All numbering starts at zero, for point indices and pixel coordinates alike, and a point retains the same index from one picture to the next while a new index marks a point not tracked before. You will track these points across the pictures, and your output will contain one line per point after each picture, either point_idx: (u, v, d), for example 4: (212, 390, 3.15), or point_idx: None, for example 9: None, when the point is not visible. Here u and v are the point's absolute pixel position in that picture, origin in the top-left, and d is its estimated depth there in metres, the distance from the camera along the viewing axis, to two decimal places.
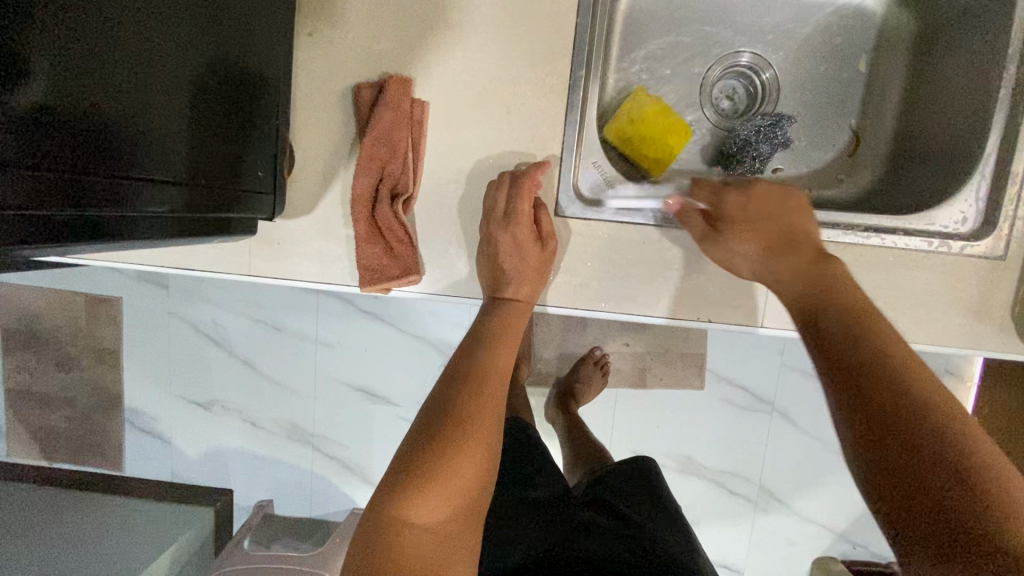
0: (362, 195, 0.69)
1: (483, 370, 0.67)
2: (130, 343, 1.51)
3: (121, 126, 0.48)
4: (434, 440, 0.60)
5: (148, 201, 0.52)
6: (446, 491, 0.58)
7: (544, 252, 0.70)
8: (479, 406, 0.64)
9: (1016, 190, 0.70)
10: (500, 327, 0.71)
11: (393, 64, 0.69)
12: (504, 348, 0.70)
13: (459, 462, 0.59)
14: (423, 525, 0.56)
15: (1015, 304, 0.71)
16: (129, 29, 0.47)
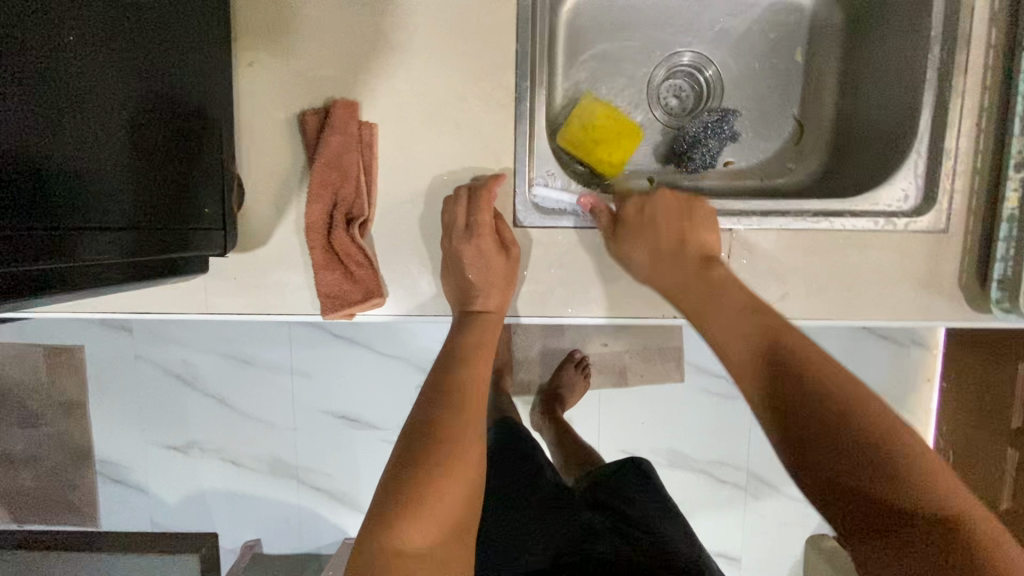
0: (316, 222, 0.68)
1: (461, 386, 0.67)
2: (96, 392, 1.45)
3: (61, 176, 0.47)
4: (419, 463, 0.60)
5: (94, 250, 0.51)
6: (436, 516, 0.58)
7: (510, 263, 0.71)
8: (460, 422, 0.64)
9: (952, 165, 0.73)
10: (474, 340, 0.71)
11: (338, 89, 0.69)
12: (479, 362, 0.71)
13: (447, 483, 0.60)
14: (417, 553, 0.57)
15: (961, 274, 0.74)
16: (56, 74, 0.46)
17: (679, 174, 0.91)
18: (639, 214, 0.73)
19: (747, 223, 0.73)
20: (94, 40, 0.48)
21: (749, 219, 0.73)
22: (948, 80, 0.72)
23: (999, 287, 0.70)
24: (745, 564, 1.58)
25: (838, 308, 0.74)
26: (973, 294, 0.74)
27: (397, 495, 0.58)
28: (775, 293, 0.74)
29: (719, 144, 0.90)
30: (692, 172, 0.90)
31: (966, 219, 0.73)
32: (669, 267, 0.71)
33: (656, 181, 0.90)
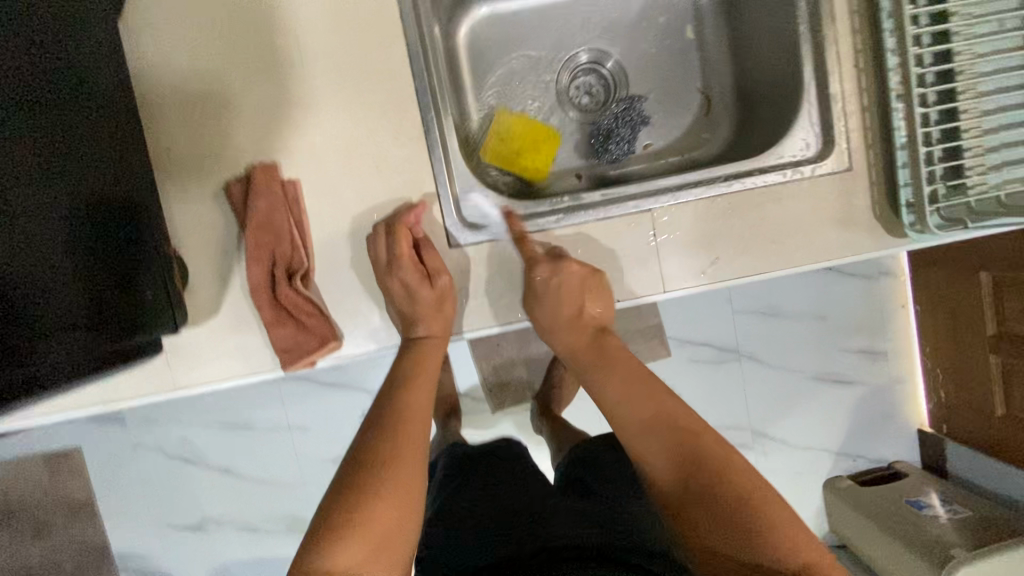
0: (259, 284, 0.71)
1: (399, 417, 0.73)
2: (100, 490, 1.46)
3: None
4: (350, 491, 0.66)
5: (34, 361, 0.54)
6: (366, 532, 0.63)
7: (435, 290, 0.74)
8: (394, 447, 0.70)
9: (841, 108, 0.77)
10: (414, 368, 0.77)
11: (255, 154, 0.72)
12: (416, 390, 0.76)
13: (376, 505, 0.65)
14: (346, 572, 0.61)
15: (874, 204, 0.78)
16: None
17: (603, 166, 0.95)
18: (547, 286, 0.75)
19: (666, 199, 0.77)
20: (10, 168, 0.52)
21: (668, 196, 0.77)
22: (819, 31, 0.77)
23: (908, 210, 0.75)
24: None
25: (771, 260, 0.78)
26: (889, 220, 0.78)
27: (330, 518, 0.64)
28: (709, 259, 0.78)
29: (632, 131, 0.95)
30: (614, 161, 0.95)
31: (867, 153, 0.78)
32: (581, 345, 0.85)
33: (584, 175, 0.94)
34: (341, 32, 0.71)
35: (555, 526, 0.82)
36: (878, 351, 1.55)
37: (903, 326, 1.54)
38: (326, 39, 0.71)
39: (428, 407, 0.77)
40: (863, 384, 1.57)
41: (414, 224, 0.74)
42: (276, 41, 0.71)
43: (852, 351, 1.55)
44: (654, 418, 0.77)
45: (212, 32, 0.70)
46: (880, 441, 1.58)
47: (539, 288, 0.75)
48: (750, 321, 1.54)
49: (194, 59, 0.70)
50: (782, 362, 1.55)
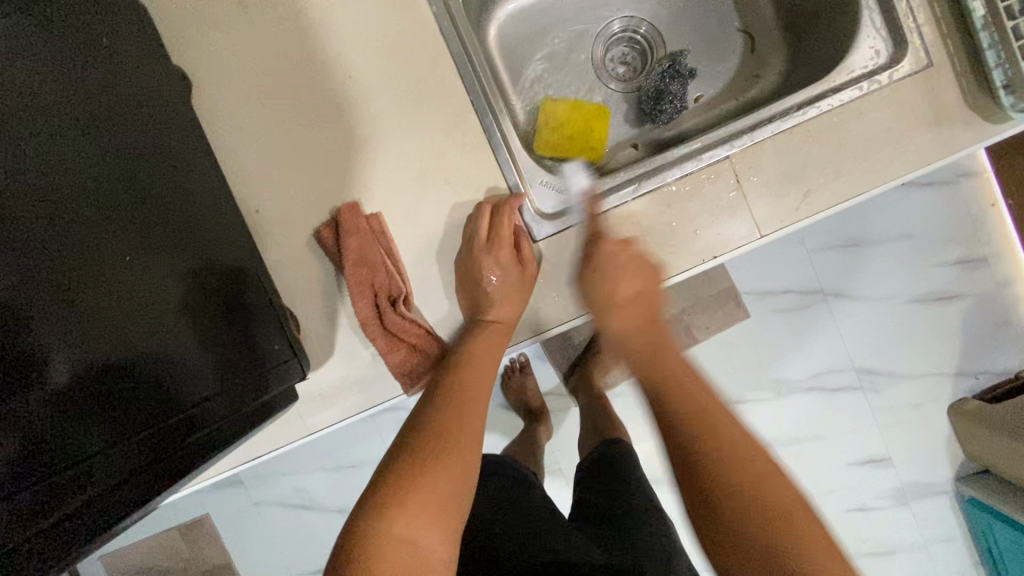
0: (368, 317, 0.73)
1: (461, 388, 0.69)
2: (236, 549, 1.56)
3: (141, 385, 0.54)
4: (411, 458, 0.63)
5: (184, 430, 0.58)
6: (421, 503, 0.59)
7: (522, 268, 0.74)
8: (451, 420, 0.66)
9: (906, 5, 0.73)
10: (482, 347, 0.72)
11: (337, 197, 0.75)
12: (477, 367, 0.71)
13: (433, 474, 0.61)
14: (403, 539, 0.57)
15: (966, 96, 0.73)
16: (114, 280, 0.54)
17: (658, 129, 0.93)
18: (609, 266, 0.70)
19: (740, 143, 0.75)
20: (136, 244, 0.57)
21: (741, 139, 0.75)
22: None
23: (1006, 94, 0.70)
24: (896, 463, 1.51)
25: (864, 181, 0.74)
26: (986, 109, 0.73)
27: (390, 481, 0.60)
28: (799, 194, 0.75)
29: (682, 86, 0.91)
30: (670, 121, 0.92)
31: (945, 46, 0.73)
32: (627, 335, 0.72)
33: (641, 144, 0.93)
34: (391, 62, 0.74)
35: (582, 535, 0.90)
36: (979, 258, 1.45)
37: (1001, 224, 1.44)
38: (378, 73, 0.74)
39: (486, 386, 0.71)
40: (972, 294, 1.46)
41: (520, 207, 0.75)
42: (333, 87, 0.74)
43: (952, 263, 1.45)
44: (675, 395, 0.64)
45: (274, 93, 0.74)
46: (1005, 351, 1.47)
47: (601, 263, 0.70)
48: (833, 255, 1.46)
49: (264, 122, 0.74)
50: (877, 291, 1.47)
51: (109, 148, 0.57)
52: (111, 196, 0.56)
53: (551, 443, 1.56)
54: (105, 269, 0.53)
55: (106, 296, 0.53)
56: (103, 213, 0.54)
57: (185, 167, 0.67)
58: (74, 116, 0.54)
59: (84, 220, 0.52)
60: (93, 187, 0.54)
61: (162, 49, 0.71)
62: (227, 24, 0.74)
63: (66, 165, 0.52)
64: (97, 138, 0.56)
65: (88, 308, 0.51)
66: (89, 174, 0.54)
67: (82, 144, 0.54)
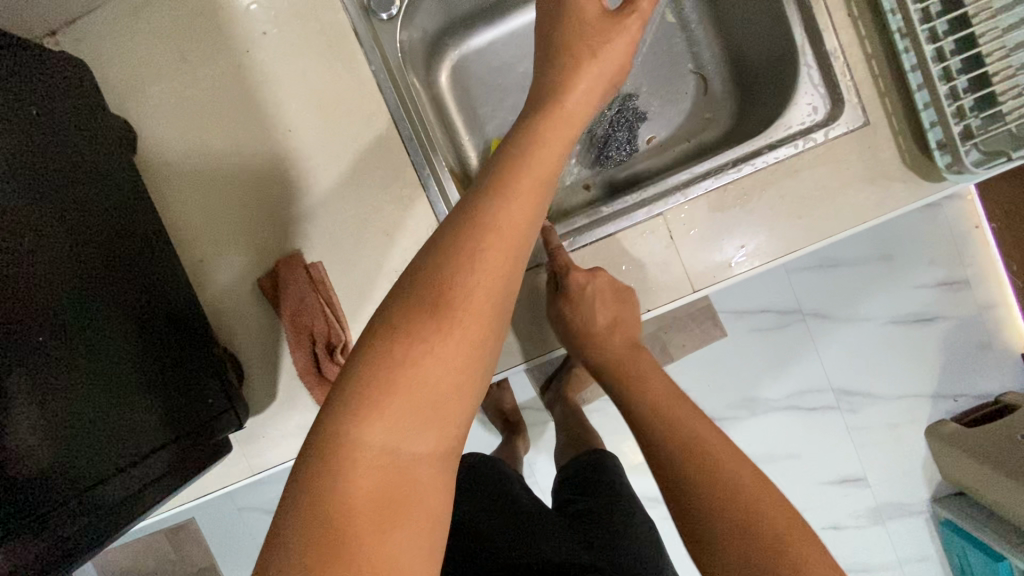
0: (306, 365, 0.75)
1: (485, 235, 0.46)
2: (222, 556, 1.60)
3: (87, 440, 0.57)
4: (395, 340, 0.43)
5: (130, 482, 0.60)
6: (410, 397, 0.42)
7: (567, 81, 0.56)
8: (461, 289, 0.44)
9: (843, 63, 0.72)
10: (529, 168, 0.50)
11: (278, 246, 0.77)
12: (514, 206, 0.48)
13: (431, 364, 0.43)
14: (381, 446, 0.42)
15: (902, 153, 0.73)
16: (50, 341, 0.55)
17: (611, 170, 0.94)
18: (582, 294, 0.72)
19: (677, 199, 0.75)
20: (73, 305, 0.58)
21: (677, 194, 0.75)
22: None
23: (941, 153, 0.70)
24: (873, 483, 1.51)
25: (800, 234, 0.74)
26: (923, 166, 0.73)
27: (372, 365, 0.43)
28: (734, 248, 0.75)
29: (631, 131, 0.93)
30: (619, 165, 0.94)
31: (883, 103, 0.72)
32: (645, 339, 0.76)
33: (594, 185, 0.94)
34: (329, 117, 0.75)
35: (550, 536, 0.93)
36: (959, 281, 1.44)
37: (981, 248, 1.42)
38: (317, 125, 0.75)
39: (503, 289, 0.46)
40: (950, 318, 1.45)
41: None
42: (274, 140, 0.76)
43: (930, 285, 1.44)
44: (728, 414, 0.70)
45: (217, 144, 0.76)
46: (978, 376, 1.46)
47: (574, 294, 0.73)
48: (805, 278, 1.46)
49: (208, 175, 0.76)
50: (850, 313, 1.46)
51: (54, 212, 0.59)
52: (57, 259, 0.58)
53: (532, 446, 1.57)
54: (52, 330, 0.56)
55: (49, 351, 0.55)
56: (37, 276, 0.56)
57: (124, 223, 0.69)
58: (19, 185, 0.57)
59: (31, 284, 0.55)
60: (27, 250, 0.56)
61: (103, 104, 0.73)
62: (170, 79, 0.76)
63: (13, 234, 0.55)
64: (43, 205, 0.59)
65: (35, 369, 0.53)
66: (23, 232, 0.56)
67: (28, 212, 0.57)
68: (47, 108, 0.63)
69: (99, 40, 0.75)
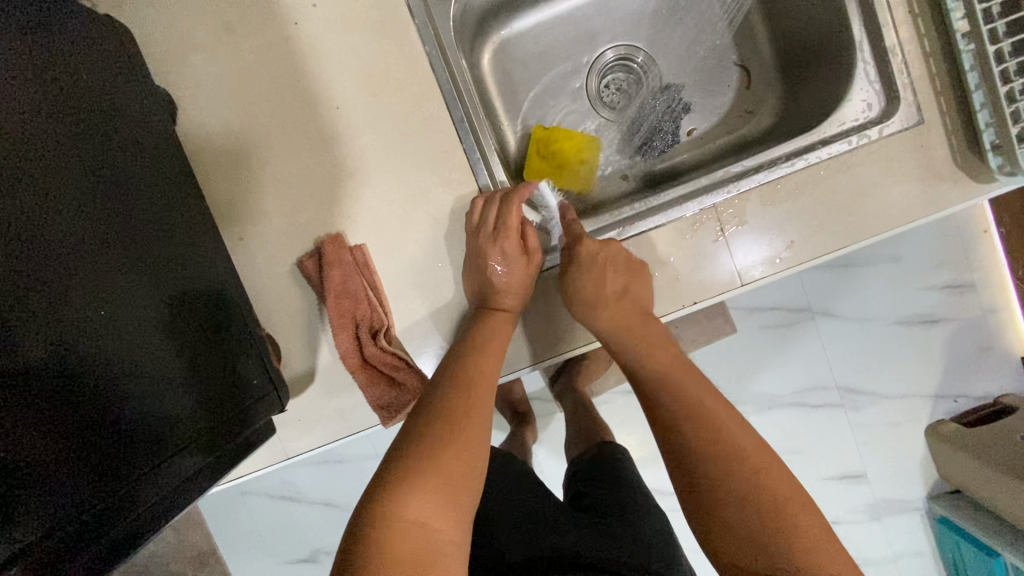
0: (348, 348, 0.73)
1: (473, 373, 0.64)
2: (222, 537, 1.59)
3: (121, 439, 0.53)
4: (420, 441, 0.57)
5: (164, 480, 0.58)
6: (433, 483, 0.55)
7: (516, 256, 0.71)
8: (465, 403, 0.61)
9: (901, 60, 0.72)
10: (487, 332, 0.68)
11: (321, 226, 0.75)
12: (489, 354, 0.66)
13: (449, 456, 0.57)
14: (414, 521, 0.52)
15: (955, 152, 0.73)
16: (99, 321, 0.53)
17: (650, 161, 0.93)
18: (594, 262, 0.72)
19: (727, 191, 0.75)
20: (120, 284, 0.56)
21: (727, 186, 0.75)
22: None
23: (995, 154, 0.70)
24: (873, 479, 1.51)
25: (848, 231, 0.74)
26: (974, 167, 0.73)
27: (405, 455, 0.56)
28: (782, 243, 0.75)
29: (674, 122, 0.93)
30: (660, 156, 0.93)
31: (938, 102, 0.73)
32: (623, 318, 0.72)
33: (631, 175, 0.93)
34: (379, 96, 0.74)
35: (559, 531, 0.91)
36: (964, 284, 1.44)
37: (990, 252, 1.42)
38: (366, 102, 0.74)
39: (487, 407, 0.63)
40: (953, 321, 1.45)
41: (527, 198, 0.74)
42: (321, 116, 0.74)
43: (937, 288, 1.44)
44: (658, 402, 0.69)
45: (259, 119, 0.74)
46: (982, 377, 1.47)
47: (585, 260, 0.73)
48: (819, 276, 1.45)
49: (250, 149, 0.74)
50: (860, 312, 1.46)
51: (93, 190, 0.56)
52: (95, 242, 0.55)
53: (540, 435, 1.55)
54: (90, 320, 0.53)
55: (97, 333, 0.53)
56: (86, 253, 0.54)
57: (168, 197, 0.67)
58: (59, 159, 0.53)
59: (68, 271, 0.52)
60: (75, 224, 0.53)
61: (145, 71, 0.70)
62: (216, 49, 0.73)
63: (52, 215, 0.52)
64: (82, 182, 0.55)
65: (70, 364, 0.50)
66: (72, 206, 0.54)
67: (67, 191, 0.53)
68: (88, 74, 0.59)
69: (142, 4, 0.73)
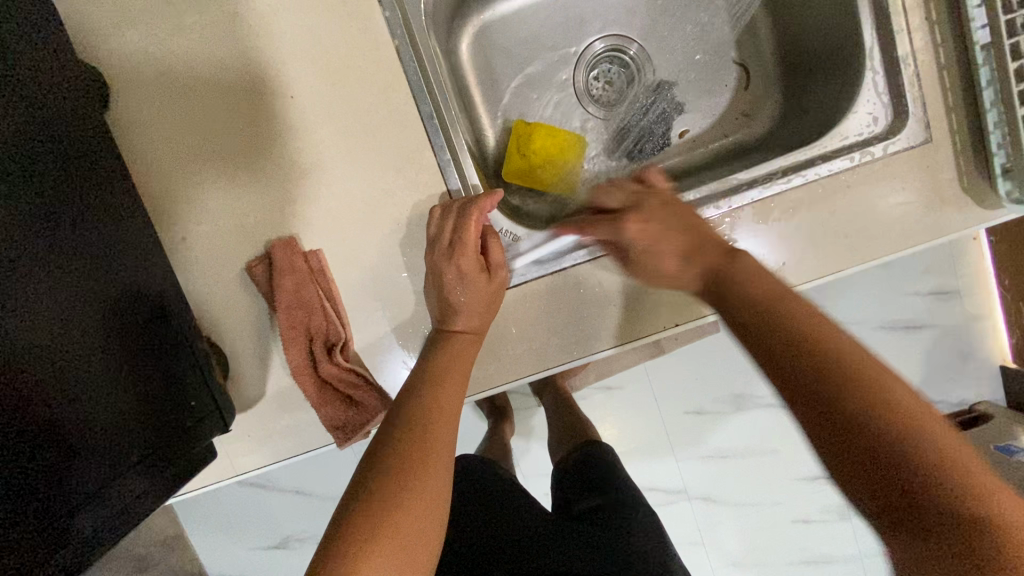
0: (300, 363, 0.67)
1: (428, 414, 0.58)
2: (189, 522, 1.55)
3: (42, 473, 0.47)
4: (369, 499, 0.52)
5: (111, 504, 0.52)
6: (385, 549, 0.50)
7: (478, 272, 0.65)
8: (421, 450, 0.55)
9: (914, 71, 0.66)
10: (447, 361, 0.63)
11: (273, 230, 0.68)
12: (448, 388, 0.61)
13: (403, 515, 0.52)
14: None
15: (961, 175, 0.67)
16: (18, 338, 0.46)
17: (638, 164, 0.87)
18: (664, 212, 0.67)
19: (719, 206, 0.69)
20: (44, 295, 0.49)
21: (719, 202, 0.69)
22: None
23: (1005, 180, 0.65)
24: None
25: (844, 255, 0.69)
26: (980, 192, 0.68)
27: (352, 519, 0.51)
28: (772, 265, 0.69)
29: (666, 122, 0.87)
30: (649, 158, 0.87)
31: (949, 120, 0.67)
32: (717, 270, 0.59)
33: (618, 179, 0.86)
34: (340, 85, 0.66)
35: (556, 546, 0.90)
36: (949, 291, 1.39)
37: (978, 259, 1.38)
38: (324, 92, 0.66)
39: (448, 451, 0.58)
40: (938, 327, 1.41)
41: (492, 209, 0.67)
42: (274, 106, 0.66)
43: (922, 293, 1.39)
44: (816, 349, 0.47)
45: (203, 107, 0.66)
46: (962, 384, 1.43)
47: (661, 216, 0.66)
48: None
49: (194, 140, 0.66)
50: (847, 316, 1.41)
51: (22, 184, 0.49)
52: (24, 243, 0.48)
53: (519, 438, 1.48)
54: (12, 335, 0.46)
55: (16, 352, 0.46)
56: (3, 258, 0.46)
57: (98, 186, 0.58)
58: None
59: None
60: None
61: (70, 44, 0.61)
62: (154, 23, 0.65)
63: None
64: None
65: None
66: None
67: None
68: (12, 47, 0.51)
69: None
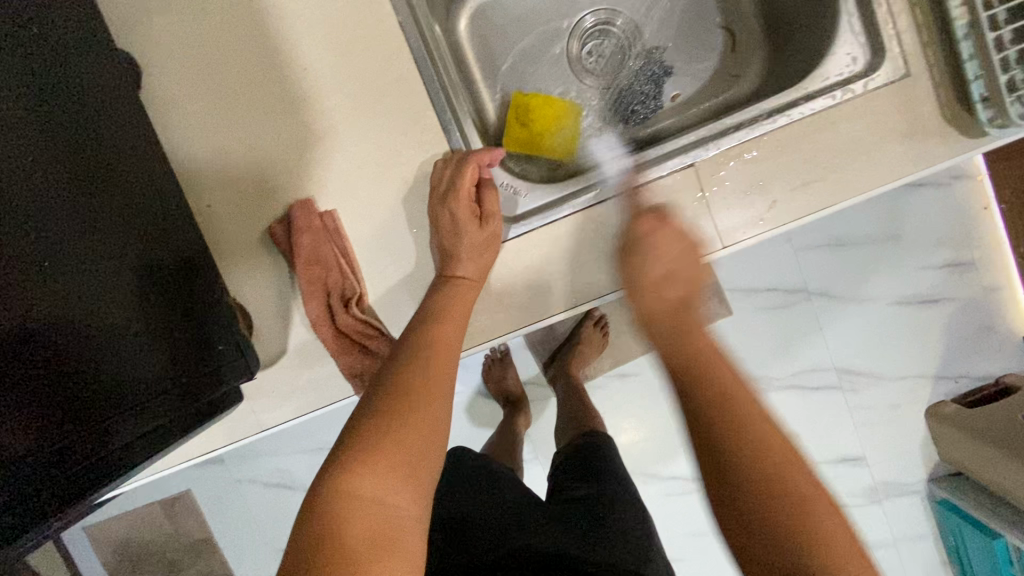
0: (320, 316, 0.72)
1: (428, 348, 0.62)
2: (218, 524, 1.58)
3: (76, 393, 0.53)
4: (371, 419, 0.55)
5: (138, 432, 0.58)
6: (389, 459, 0.53)
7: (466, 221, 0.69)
8: (420, 376, 0.59)
9: (886, 11, 0.70)
10: (445, 303, 0.67)
11: (291, 194, 0.73)
12: (445, 326, 0.64)
13: (405, 430, 0.55)
14: (370, 498, 0.51)
15: (942, 106, 0.70)
16: (52, 274, 0.53)
17: (633, 128, 0.92)
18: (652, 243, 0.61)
19: (710, 151, 0.72)
20: (77, 239, 0.55)
21: (710, 146, 0.72)
22: None
23: (984, 107, 0.67)
24: (871, 460, 1.42)
25: (833, 191, 0.72)
26: (962, 122, 0.70)
27: (356, 436, 0.54)
28: (764, 204, 0.72)
29: (657, 87, 0.91)
30: (643, 122, 0.91)
31: (925, 55, 0.70)
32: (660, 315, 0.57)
33: (615, 144, 0.91)
34: (348, 57, 0.72)
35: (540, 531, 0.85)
36: (965, 263, 1.33)
37: (990, 229, 1.32)
38: (334, 63, 0.72)
39: (447, 379, 0.61)
40: (953, 301, 1.35)
41: (489, 163, 0.72)
42: (287, 79, 0.72)
43: (935, 267, 1.34)
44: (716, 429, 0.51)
45: (225, 85, 0.72)
46: (982, 360, 1.37)
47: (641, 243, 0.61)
48: (814, 257, 1.35)
49: (216, 115, 0.72)
50: (860, 294, 1.36)
51: (52, 142, 0.55)
52: (47, 188, 0.53)
53: (530, 430, 1.50)
54: (48, 271, 0.52)
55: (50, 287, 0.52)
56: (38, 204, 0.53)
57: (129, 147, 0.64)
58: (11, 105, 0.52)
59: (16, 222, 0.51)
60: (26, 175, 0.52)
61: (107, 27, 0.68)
62: (179, 11, 0.71)
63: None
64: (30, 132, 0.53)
65: (11, 308, 0.50)
66: (25, 155, 0.52)
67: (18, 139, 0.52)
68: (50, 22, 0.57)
69: None
